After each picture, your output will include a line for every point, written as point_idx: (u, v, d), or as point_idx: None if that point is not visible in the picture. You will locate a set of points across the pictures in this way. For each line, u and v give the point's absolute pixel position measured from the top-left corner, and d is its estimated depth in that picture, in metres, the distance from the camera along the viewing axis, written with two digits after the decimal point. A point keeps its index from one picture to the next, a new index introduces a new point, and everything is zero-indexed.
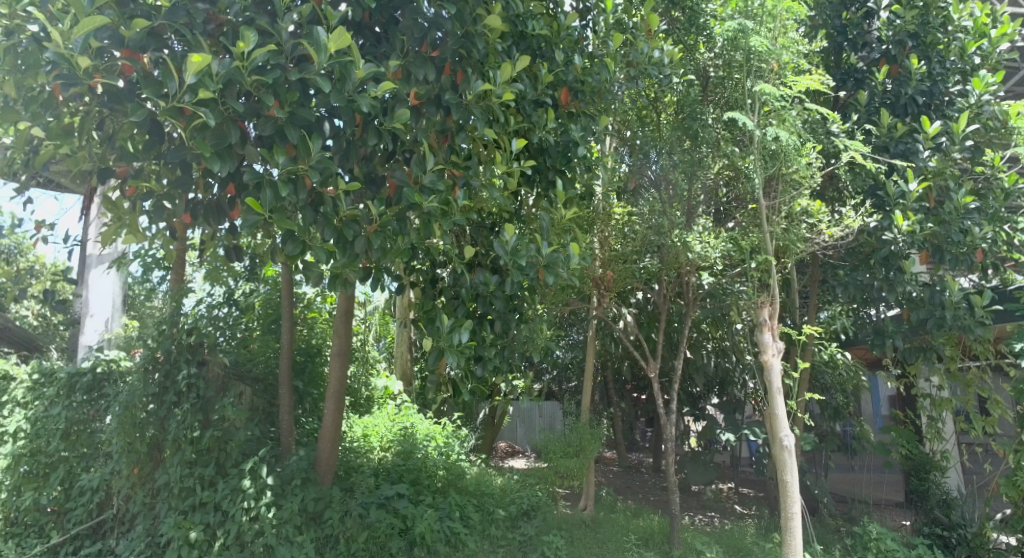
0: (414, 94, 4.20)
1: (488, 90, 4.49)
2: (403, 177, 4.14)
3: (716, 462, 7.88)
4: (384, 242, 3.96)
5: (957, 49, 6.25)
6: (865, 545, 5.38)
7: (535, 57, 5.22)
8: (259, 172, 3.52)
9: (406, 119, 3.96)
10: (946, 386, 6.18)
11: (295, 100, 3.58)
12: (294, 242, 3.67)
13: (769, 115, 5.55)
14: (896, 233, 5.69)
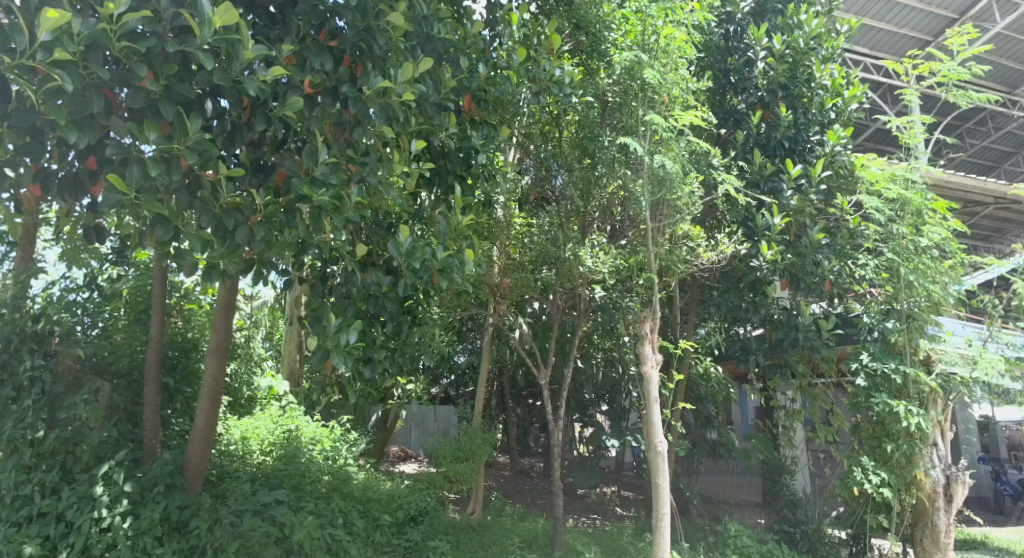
0: (308, 83, 4.04)
1: (388, 88, 4.32)
2: (292, 168, 3.96)
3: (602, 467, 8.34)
4: (269, 234, 3.79)
5: (817, 103, 6.98)
6: (726, 542, 5.97)
7: (440, 60, 5.10)
8: (127, 147, 3.18)
9: (298, 109, 3.77)
10: (798, 399, 6.99)
11: (173, 74, 3.27)
12: (165, 227, 3.37)
13: (658, 144, 5.81)
14: (762, 260, 6.43)
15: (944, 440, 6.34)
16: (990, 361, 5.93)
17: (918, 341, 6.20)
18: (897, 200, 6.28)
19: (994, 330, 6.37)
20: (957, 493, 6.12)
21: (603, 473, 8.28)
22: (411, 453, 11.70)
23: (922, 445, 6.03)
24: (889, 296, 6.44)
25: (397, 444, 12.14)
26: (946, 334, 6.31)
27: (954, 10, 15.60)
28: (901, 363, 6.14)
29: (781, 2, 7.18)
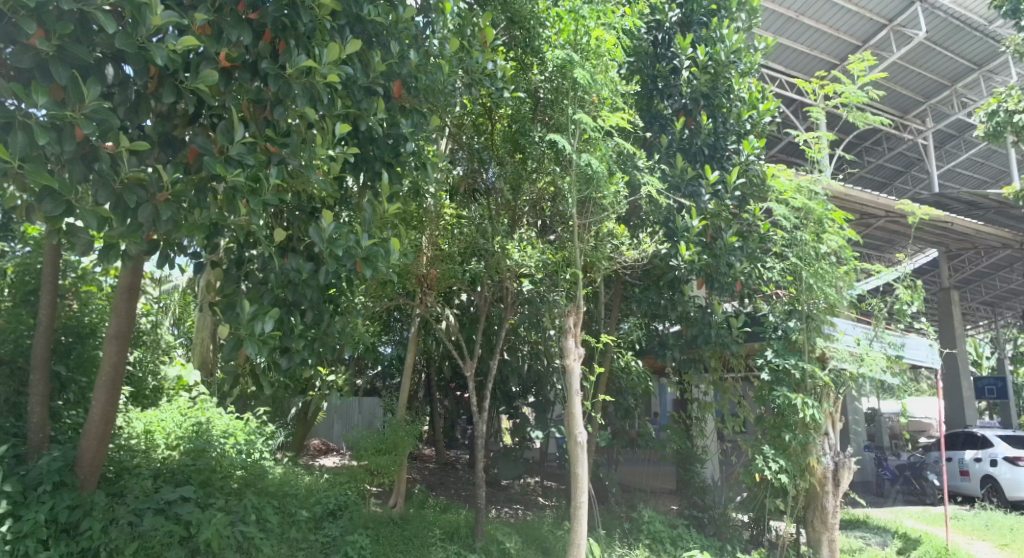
0: (225, 57, 3.76)
1: (312, 68, 4.07)
2: (205, 145, 3.66)
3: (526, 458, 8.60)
4: (177, 215, 3.50)
5: (735, 114, 7.40)
6: (640, 528, 6.32)
7: (370, 44, 4.89)
8: (9, 111, 2.84)
9: (213, 82, 3.49)
10: (711, 392, 7.35)
11: (68, 33, 2.95)
12: (54, 202, 3.08)
13: (586, 143, 5.92)
14: (680, 260, 6.74)
15: (835, 430, 6.92)
16: (876, 360, 6.57)
17: (815, 339, 6.74)
18: (802, 209, 6.79)
19: (879, 331, 7.04)
20: (844, 477, 6.71)
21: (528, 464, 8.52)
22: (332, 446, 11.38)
23: (815, 434, 6.57)
24: (792, 297, 6.94)
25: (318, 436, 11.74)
26: (839, 333, 6.90)
27: (858, 38, 17.09)
28: (801, 360, 6.64)
29: (706, 15, 7.49)
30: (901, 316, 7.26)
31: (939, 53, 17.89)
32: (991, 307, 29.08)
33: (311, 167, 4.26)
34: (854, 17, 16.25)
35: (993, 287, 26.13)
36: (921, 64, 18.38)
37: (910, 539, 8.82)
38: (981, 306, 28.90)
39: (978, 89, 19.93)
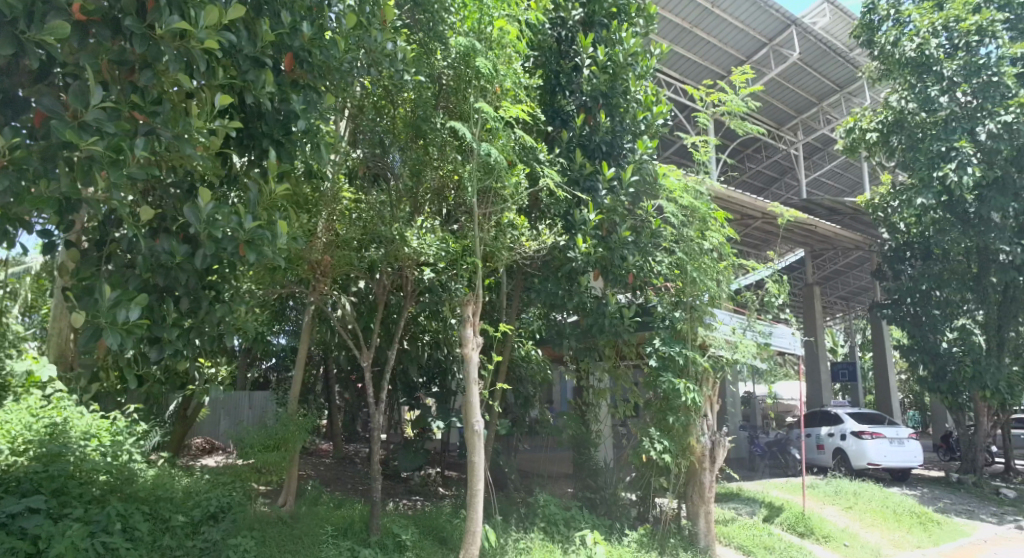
0: (79, 8, 3.27)
1: (187, 31, 3.66)
2: (53, 107, 3.15)
3: (427, 449, 8.53)
4: (18, 186, 3.02)
5: (632, 114, 7.64)
6: (536, 513, 6.47)
7: (256, 11, 4.41)
8: None
9: (62, 35, 3.02)
10: (605, 379, 7.67)
11: None
12: None
13: (488, 133, 5.83)
14: (577, 252, 6.92)
15: (712, 411, 7.39)
16: (748, 346, 7.29)
17: (697, 329, 7.18)
18: (689, 208, 7.22)
19: (751, 320, 7.68)
20: (719, 455, 7.16)
21: (427, 454, 8.43)
22: (218, 444, 10.46)
23: (696, 416, 7.03)
24: (678, 290, 7.36)
25: (201, 434, 10.70)
26: (718, 322, 7.36)
27: (742, 53, 18.53)
28: (684, 348, 7.06)
29: (607, 17, 7.71)
30: (769, 307, 7.99)
31: (809, 73, 19.70)
32: (844, 301, 32.75)
33: (184, 140, 3.85)
34: (739, 31, 17.59)
35: (846, 283, 29.40)
36: (794, 82, 20.14)
37: (774, 508, 9.77)
38: (837, 300, 32.45)
39: (839, 107, 22.19)
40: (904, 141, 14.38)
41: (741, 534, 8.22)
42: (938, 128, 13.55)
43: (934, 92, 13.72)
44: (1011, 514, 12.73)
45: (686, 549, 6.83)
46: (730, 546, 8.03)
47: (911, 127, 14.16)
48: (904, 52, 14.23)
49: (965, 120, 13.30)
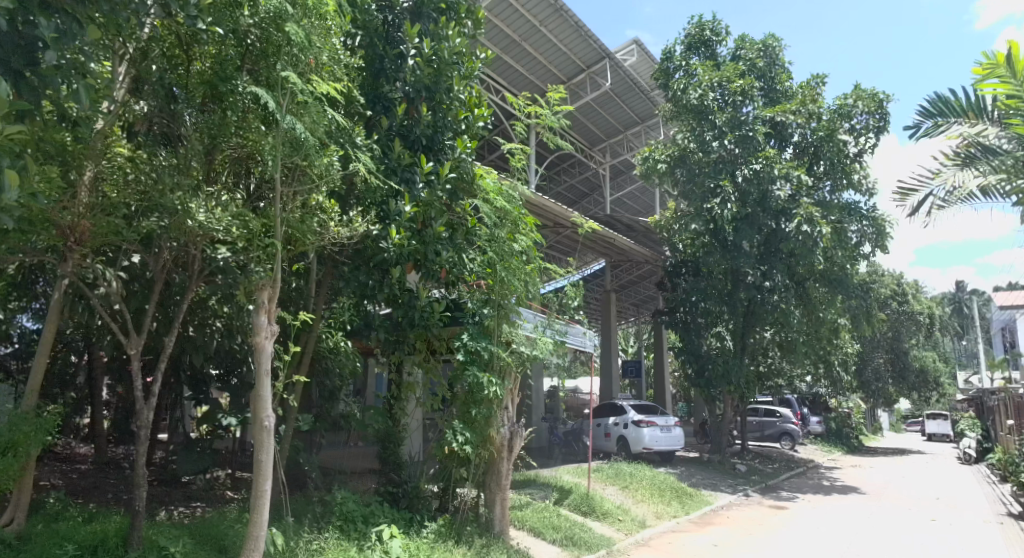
0: None
1: None
2: None
3: (213, 450, 7.65)
4: None
5: (453, 113, 7.57)
6: (332, 511, 6.17)
7: None
8: None
9: None
10: (415, 374, 7.59)
11: None
12: None
13: (299, 108, 5.29)
14: (389, 243, 6.71)
15: (513, 403, 7.72)
16: (546, 344, 7.72)
17: (503, 325, 7.41)
18: (502, 211, 7.48)
19: (551, 319, 8.12)
20: (517, 444, 7.51)
21: (214, 455, 7.59)
22: None
23: (498, 408, 7.28)
24: (488, 288, 7.51)
25: None
26: (522, 320, 7.67)
27: (563, 74, 19.82)
28: (490, 343, 7.26)
29: (436, 12, 7.63)
30: (567, 308, 8.65)
31: (618, 104, 21.67)
32: (635, 309, 36.79)
33: None
34: (561, 53, 18.79)
35: (637, 293, 32.94)
36: (605, 109, 21.99)
37: (564, 490, 10.57)
38: (629, 307, 36.35)
39: (640, 137, 24.73)
40: (684, 174, 16.80)
41: (534, 517, 8.74)
42: (709, 167, 16.02)
43: (709, 137, 16.05)
44: (743, 486, 15.40)
45: (481, 535, 7.05)
46: (522, 529, 8.50)
47: (690, 163, 16.55)
48: (688, 99, 16.40)
49: (729, 164, 15.84)
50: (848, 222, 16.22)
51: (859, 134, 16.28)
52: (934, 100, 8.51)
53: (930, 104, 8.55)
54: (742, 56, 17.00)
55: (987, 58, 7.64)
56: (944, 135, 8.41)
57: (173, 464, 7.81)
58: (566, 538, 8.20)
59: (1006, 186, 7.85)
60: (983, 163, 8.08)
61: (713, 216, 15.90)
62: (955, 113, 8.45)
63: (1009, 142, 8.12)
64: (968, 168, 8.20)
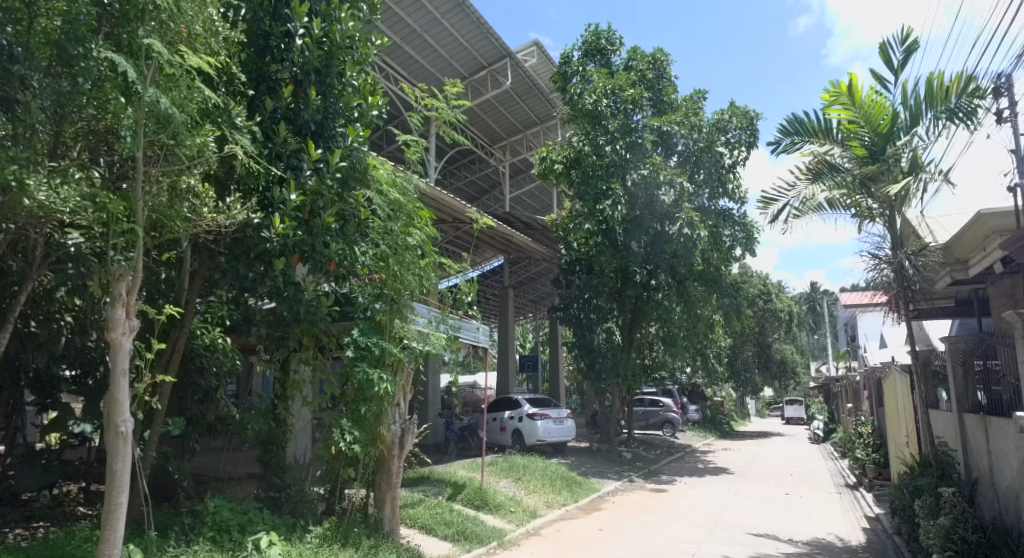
0: None
1: None
2: None
3: (62, 461, 6.81)
4: None
5: (346, 99, 7.20)
6: (204, 522, 5.72)
7: None
8: None
9: None
10: (300, 371, 7.17)
11: None
12: None
13: (168, 81, 4.79)
14: (272, 233, 6.24)
15: (405, 400, 7.56)
16: (439, 339, 7.63)
17: (394, 321, 7.22)
18: (395, 203, 7.32)
19: (445, 314, 8.07)
20: (408, 441, 7.37)
21: (64, 468, 6.77)
22: None
23: (388, 406, 7.09)
24: (381, 282, 7.27)
25: None
26: (415, 315, 7.58)
27: (464, 70, 19.70)
28: (381, 338, 7.03)
29: None
30: (461, 304, 8.59)
31: (518, 103, 21.87)
32: (533, 305, 37.48)
33: None
34: (462, 49, 18.70)
35: (534, 290, 33.61)
36: (505, 107, 22.12)
37: (457, 486, 10.53)
38: (527, 304, 36.98)
39: (540, 137, 25.08)
40: (579, 175, 17.31)
41: (425, 514, 8.63)
42: (602, 170, 16.64)
43: (602, 141, 16.67)
44: (629, 472, 16.21)
45: (369, 536, 6.84)
46: (413, 526, 8.36)
47: (585, 165, 17.08)
48: (584, 104, 16.95)
49: (620, 168, 16.59)
50: (723, 227, 17.55)
51: (734, 147, 17.63)
52: (790, 120, 9.37)
53: (787, 123, 9.40)
54: (634, 67, 17.79)
55: (833, 88, 8.71)
56: (799, 153, 9.30)
57: (12, 479, 6.87)
58: (457, 534, 8.18)
59: (847, 201, 8.98)
60: (828, 178, 9.05)
61: (604, 217, 16.41)
62: (807, 133, 9.31)
63: (850, 161, 9.04)
64: (817, 182, 9.18)
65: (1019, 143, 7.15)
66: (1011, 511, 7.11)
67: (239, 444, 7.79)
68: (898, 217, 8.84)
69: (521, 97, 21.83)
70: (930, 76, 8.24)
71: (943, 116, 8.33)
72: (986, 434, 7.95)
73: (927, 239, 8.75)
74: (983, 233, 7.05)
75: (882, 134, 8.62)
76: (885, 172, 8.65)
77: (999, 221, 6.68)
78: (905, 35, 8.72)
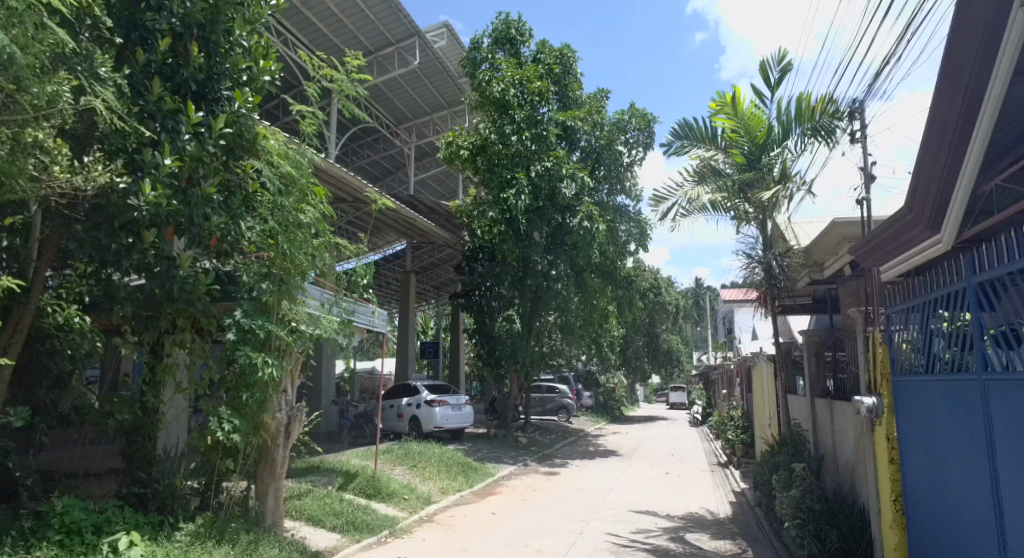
0: None
1: None
2: None
3: None
4: None
5: (232, 60, 6.60)
6: (49, 523, 5.09)
7: None
8: None
9: None
10: (173, 355, 6.50)
11: None
12: None
13: (11, 16, 4.07)
14: (141, 201, 5.53)
15: (293, 386, 7.18)
16: (331, 323, 7.26)
17: (283, 303, 6.77)
18: (287, 177, 6.86)
19: (339, 297, 7.70)
20: (294, 429, 7.03)
21: None
22: None
23: (273, 392, 6.65)
24: (269, 260, 6.79)
25: None
26: (307, 297, 7.19)
27: (370, 44, 18.95)
28: (268, 321, 6.56)
29: None
30: (357, 287, 8.24)
31: (425, 85, 21.37)
32: (436, 292, 37.07)
33: None
34: (369, 22, 17.93)
35: (437, 276, 33.26)
36: (412, 88, 21.54)
37: (349, 475, 10.17)
38: (431, 290, 36.51)
39: (446, 121, 24.63)
40: (484, 162, 17.23)
41: (313, 504, 8.25)
42: (508, 160, 16.72)
43: (509, 130, 16.69)
44: (524, 457, 16.51)
45: (249, 530, 6.43)
46: (299, 518, 7.96)
47: (490, 153, 17.04)
48: (491, 91, 16.84)
49: (524, 158, 16.74)
50: (620, 222, 18.20)
51: (632, 147, 18.35)
52: (681, 124, 9.81)
53: (678, 127, 9.84)
54: (542, 60, 17.89)
55: (719, 97, 9.21)
56: (687, 156, 9.77)
57: None
58: (347, 524, 7.88)
59: (727, 203, 9.57)
60: (712, 181, 9.62)
61: (508, 206, 16.42)
62: (695, 139, 9.79)
63: (731, 167, 9.60)
64: (702, 184, 9.76)
65: (866, 162, 7.96)
66: (848, 482, 8.00)
67: (99, 436, 7.06)
68: (769, 221, 9.54)
69: (429, 79, 21.34)
70: (799, 95, 8.94)
71: (808, 132, 9.07)
72: (831, 415, 8.88)
73: (792, 244, 9.60)
74: (835, 240, 8.00)
75: (758, 144, 9.24)
76: (759, 180, 9.27)
77: (850, 229, 7.62)
78: (781, 56, 9.39)
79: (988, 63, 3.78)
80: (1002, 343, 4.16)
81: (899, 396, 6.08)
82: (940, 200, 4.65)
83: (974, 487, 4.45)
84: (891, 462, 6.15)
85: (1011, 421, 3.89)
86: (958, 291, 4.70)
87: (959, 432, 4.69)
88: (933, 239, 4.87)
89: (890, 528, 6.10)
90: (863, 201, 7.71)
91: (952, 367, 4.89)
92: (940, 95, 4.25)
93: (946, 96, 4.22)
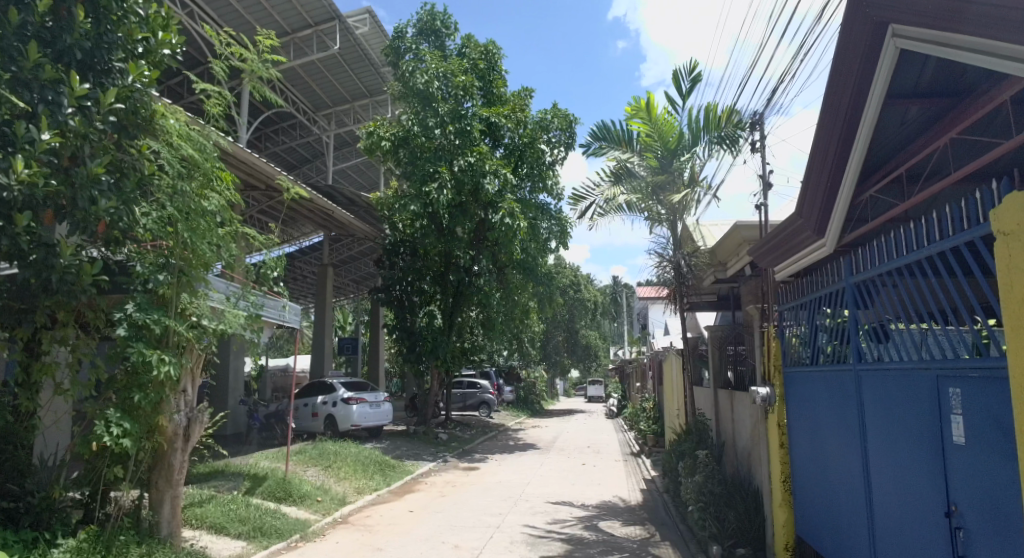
0: None
1: None
2: None
3: None
4: None
5: (126, 30, 6.01)
6: None
7: None
8: None
9: None
10: (52, 352, 5.81)
11: None
12: None
13: None
14: (11, 178, 4.84)
15: (192, 386, 6.73)
16: (237, 317, 6.79)
17: (182, 295, 6.34)
18: (187, 160, 6.39)
19: (246, 290, 7.23)
20: (194, 432, 6.60)
21: None
22: None
23: (169, 392, 6.14)
24: (167, 249, 6.30)
25: None
26: (210, 289, 6.77)
27: (286, 25, 18.07)
28: (164, 316, 6.04)
29: None
30: (266, 280, 7.73)
31: (345, 71, 20.66)
32: (356, 287, 35.98)
33: None
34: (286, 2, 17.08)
35: (357, 269, 32.34)
36: (331, 74, 20.74)
37: (257, 478, 9.67)
38: (351, 284, 35.43)
39: (368, 110, 23.88)
40: (406, 154, 16.82)
41: (217, 512, 7.74)
42: (430, 153, 16.51)
43: (432, 123, 16.48)
44: (444, 453, 16.38)
45: (139, 542, 5.95)
46: (201, 527, 7.44)
47: (413, 145, 16.68)
48: (415, 83, 16.50)
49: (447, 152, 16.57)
50: (541, 219, 18.34)
51: (554, 146, 18.48)
52: (599, 125, 9.99)
53: (596, 128, 10.01)
54: (467, 54, 17.75)
55: (635, 101, 9.46)
56: (605, 157, 9.96)
57: None
58: (253, 530, 7.47)
59: (641, 205, 9.80)
60: (628, 182, 9.85)
61: (430, 200, 16.17)
62: (613, 141, 9.98)
63: (645, 170, 9.83)
64: (618, 185, 9.95)
65: (765, 171, 8.45)
66: (744, 468, 8.49)
67: None
68: (679, 222, 9.96)
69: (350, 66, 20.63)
70: (708, 104, 9.34)
71: (715, 141, 9.49)
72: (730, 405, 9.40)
73: (699, 244, 10.03)
74: (737, 242, 8.42)
75: (670, 149, 9.57)
76: (670, 182, 9.63)
77: (750, 232, 8.04)
78: (692, 66, 9.79)
79: (866, 85, 4.03)
80: (874, 338, 4.53)
81: (790, 387, 6.49)
82: (824, 208, 4.97)
83: (848, 470, 4.81)
84: (781, 446, 6.56)
85: (881, 408, 4.23)
86: (838, 291, 5.07)
87: (836, 419, 5.07)
88: (819, 242, 5.22)
89: (780, 507, 6.46)
90: (761, 205, 8.16)
91: (833, 360, 5.27)
92: (824, 115, 4.48)
93: (828, 114, 4.47)
